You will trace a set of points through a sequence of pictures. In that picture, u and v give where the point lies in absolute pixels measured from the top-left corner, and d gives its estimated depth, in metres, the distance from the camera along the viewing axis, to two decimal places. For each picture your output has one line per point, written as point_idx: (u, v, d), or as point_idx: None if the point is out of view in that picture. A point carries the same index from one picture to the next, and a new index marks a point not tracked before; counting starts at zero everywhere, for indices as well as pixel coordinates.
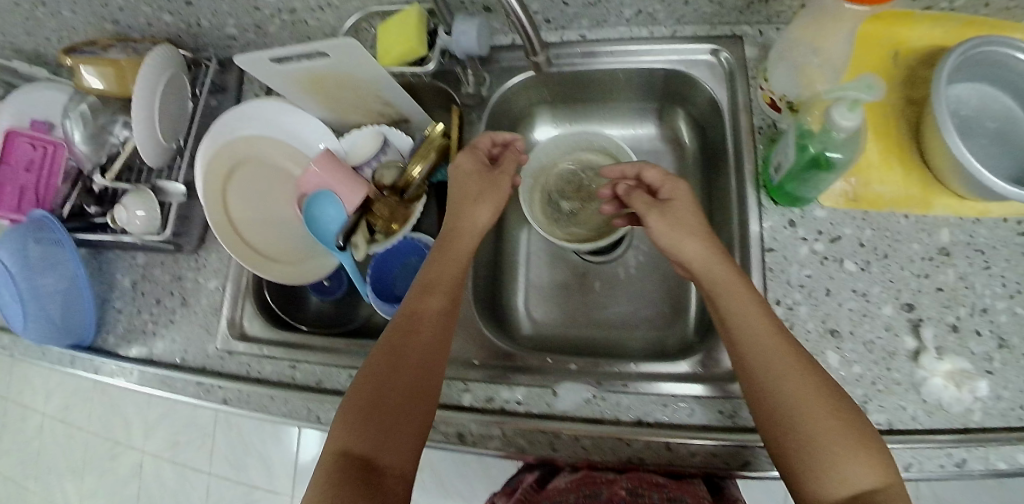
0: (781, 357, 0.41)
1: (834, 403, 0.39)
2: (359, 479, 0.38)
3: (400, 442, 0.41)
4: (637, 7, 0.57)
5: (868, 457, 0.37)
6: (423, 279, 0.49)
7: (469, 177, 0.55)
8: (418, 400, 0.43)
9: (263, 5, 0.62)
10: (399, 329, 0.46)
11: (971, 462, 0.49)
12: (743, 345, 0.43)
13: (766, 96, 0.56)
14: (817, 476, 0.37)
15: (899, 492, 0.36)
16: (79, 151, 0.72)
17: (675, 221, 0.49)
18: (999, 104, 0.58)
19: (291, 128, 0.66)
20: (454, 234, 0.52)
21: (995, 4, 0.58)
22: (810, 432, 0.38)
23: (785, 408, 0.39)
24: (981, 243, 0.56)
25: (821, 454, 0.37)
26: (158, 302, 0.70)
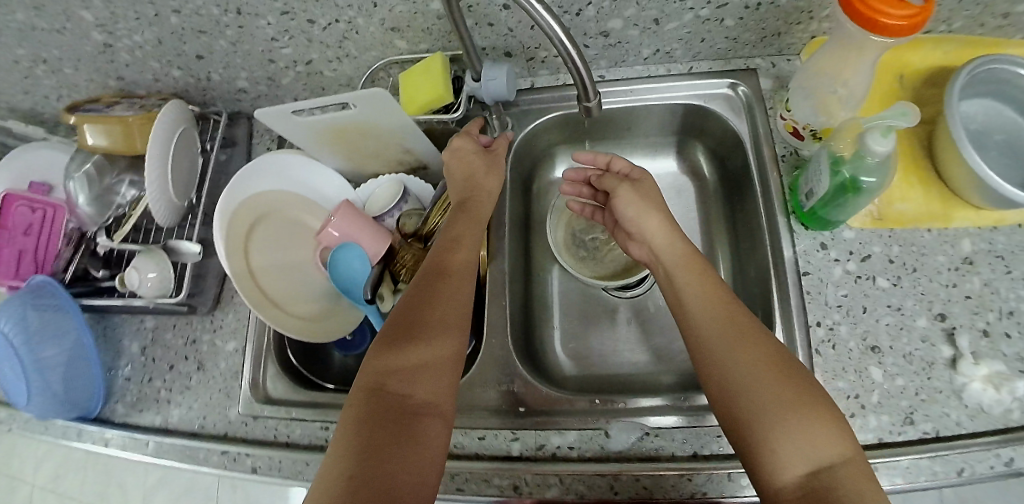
0: (730, 332, 0.43)
1: (783, 375, 0.40)
2: (397, 419, 0.41)
3: (433, 383, 0.44)
4: (657, 46, 0.62)
5: (826, 430, 0.37)
6: (441, 243, 0.54)
7: (472, 158, 0.58)
8: (448, 346, 0.47)
9: (277, 57, 0.63)
10: (422, 286, 0.50)
11: (1019, 461, 0.48)
12: (696, 325, 0.46)
13: (788, 126, 0.60)
14: (771, 450, 0.37)
15: (858, 471, 0.35)
16: (82, 213, 0.70)
17: (644, 195, 0.55)
18: (1005, 117, 0.59)
19: (309, 183, 0.66)
20: (469, 203, 0.57)
21: (990, 23, 0.60)
22: (757, 403, 0.39)
23: (736, 381, 0.41)
24: (1001, 249, 0.57)
25: (770, 426, 0.38)
26: (171, 368, 0.68)
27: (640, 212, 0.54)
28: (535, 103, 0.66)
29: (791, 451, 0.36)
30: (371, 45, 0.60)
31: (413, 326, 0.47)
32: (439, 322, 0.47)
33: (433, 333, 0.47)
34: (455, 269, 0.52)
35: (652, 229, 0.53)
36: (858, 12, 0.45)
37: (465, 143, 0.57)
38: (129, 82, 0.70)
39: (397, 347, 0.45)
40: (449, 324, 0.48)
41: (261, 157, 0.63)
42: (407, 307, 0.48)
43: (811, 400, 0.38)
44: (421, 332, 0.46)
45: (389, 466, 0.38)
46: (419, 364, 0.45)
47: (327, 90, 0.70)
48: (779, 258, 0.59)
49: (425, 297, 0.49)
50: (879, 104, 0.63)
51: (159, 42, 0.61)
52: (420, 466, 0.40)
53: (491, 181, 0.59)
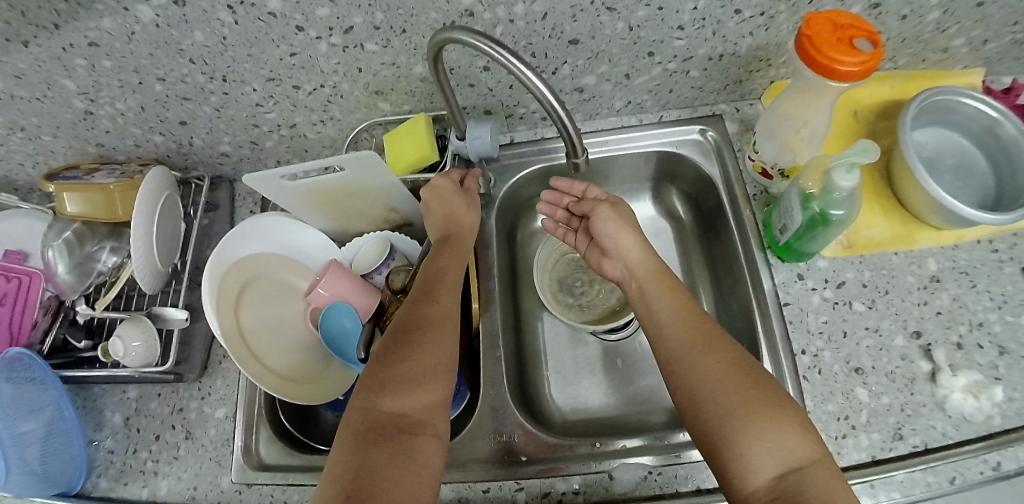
0: (697, 342, 0.46)
1: (749, 381, 0.42)
2: (393, 439, 0.42)
3: (428, 403, 0.45)
4: (628, 98, 0.65)
5: (793, 433, 0.39)
6: (427, 270, 0.55)
7: (451, 195, 0.59)
8: (442, 366, 0.48)
9: (261, 122, 0.64)
10: (410, 313, 0.51)
11: (1005, 463, 0.50)
12: (666, 338, 0.48)
13: (757, 166, 0.63)
14: (741, 454, 0.39)
15: (824, 471, 0.37)
16: (61, 282, 0.68)
17: (618, 212, 0.57)
18: (954, 142, 0.64)
19: (296, 245, 0.67)
20: (453, 234, 0.58)
21: (930, 59, 0.65)
22: (725, 410, 0.41)
23: (704, 391, 0.43)
24: (964, 265, 0.60)
25: (739, 431, 0.40)
26: (157, 438, 0.66)
27: (617, 229, 0.56)
28: (516, 158, 0.69)
29: (760, 454, 0.38)
30: (355, 108, 0.62)
31: (407, 347, 0.47)
32: (431, 344, 0.48)
33: (426, 354, 0.47)
34: (444, 297, 0.53)
35: (626, 244, 0.56)
36: (815, 60, 0.49)
37: (443, 182, 0.58)
38: (109, 148, 0.70)
39: (392, 368, 0.46)
40: (442, 345, 0.49)
41: (249, 220, 0.63)
42: (400, 328, 0.49)
43: (777, 405, 0.40)
44: (415, 354, 0.47)
45: (387, 486, 0.39)
46: (413, 386, 0.45)
47: (310, 152, 0.70)
48: (760, 290, 0.61)
49: (416, 319, 0.49)
50: (841, 138, 0.68)
51: (142, 109, 0.62)
52: (418, 485, 0.40)
53: (470, 217, 0.59)
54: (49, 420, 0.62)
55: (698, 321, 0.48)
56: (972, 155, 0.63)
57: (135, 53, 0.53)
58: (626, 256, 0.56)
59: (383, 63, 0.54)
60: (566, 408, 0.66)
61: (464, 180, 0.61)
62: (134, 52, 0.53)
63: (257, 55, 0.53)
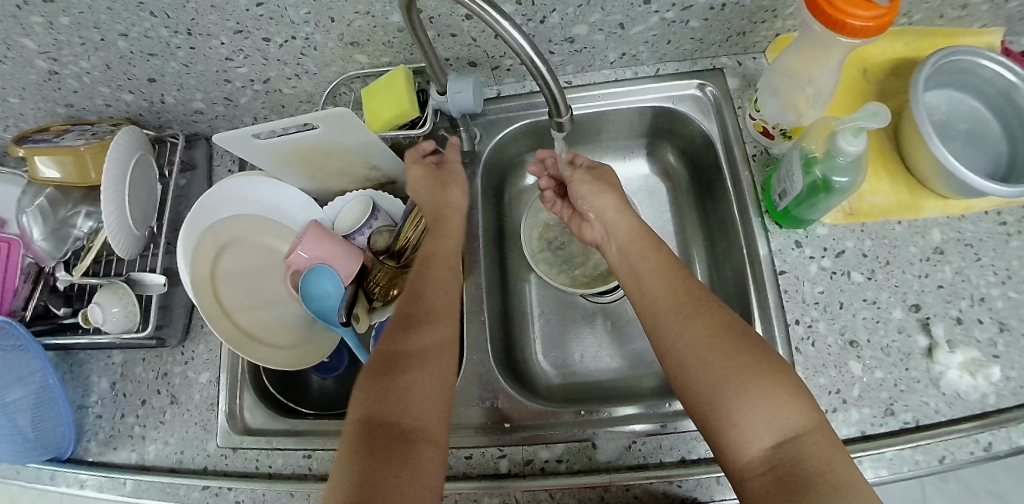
0: (686, 308, 0.44)
1: (739, 346, 0.40)
2: (390, 445, 0.40)
3: (426, 408, 0.43)
4: (623, 50, 0.61)
5: (787, 400, 0.38)
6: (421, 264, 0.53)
7: (422, 183, 0.57)
8: (433, 366, 0.46)
9: (233, 77, 0.61)
10: (404, 312, 0.49)
11: (996, 445, 0.49)
12: (653, 304, 0.46)
13: (758, 125, 0.60)
14: (735, 425, 0.38)
15: (821, 438, 0.36)
16: (39, 248, 0.66)
17: (599, 176, 0.56)
18: (968, 107, 0.60)
19: (276, 207, 0.64)
20: (439, 217, 0.57)
21: (948, 15, 0.60)
22: (718, 378, 0.39)
23: (691, 358, 0.41)
24: (970, 237, 0.57)
25: (732, 401, 0.38)
26: (143, 402, 0.65)
27: (593, 192, 0.55)
28: (502, 112, 0.66)
29: (755, 424, 0.37)
30: (331, 61, 0.59)
31: (399, 350, 0.46)
32: (424, 343, 0.47)
33: (418, 355, 0.46)
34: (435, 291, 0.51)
35: (605, 211, 0.54)
36: (825, 13, 0.45)
37: (419, 171, 0.57)
38: (79, 109, 0.67)
39: (384, 375, 0.44)
40: (434, 347, 0.47)
41: (221, 182, 0.61)
42: (391, 332, 0.48)
43: (771, 372, 0.39)
44: (408, 354, 0.46)
45: (385, 491, 0.37)
46: (406, 388, 0.44)
47: (287, 107, 0.68)
48: (755, 257, 0.59)
49: (408, 319, 0.48)
50: (846, 100, 0.64)
51: (107, 68, 0.59)
52: (417, 492, 0.39)
53: (450, 195, 0.57)
54: (37, 388, 0.61)
55: (685, 288, 0.46)
56: (986, 121, 0.59)
57: (92, 8, 0.49)
58: (607, 224, 0.54)
59: (356, 12, 0.50)
60: (554, 373, 0.65)
61: (443, 157, 0.60)
62: (91, 7, 0.49)
63: (220, 7, 0.49)
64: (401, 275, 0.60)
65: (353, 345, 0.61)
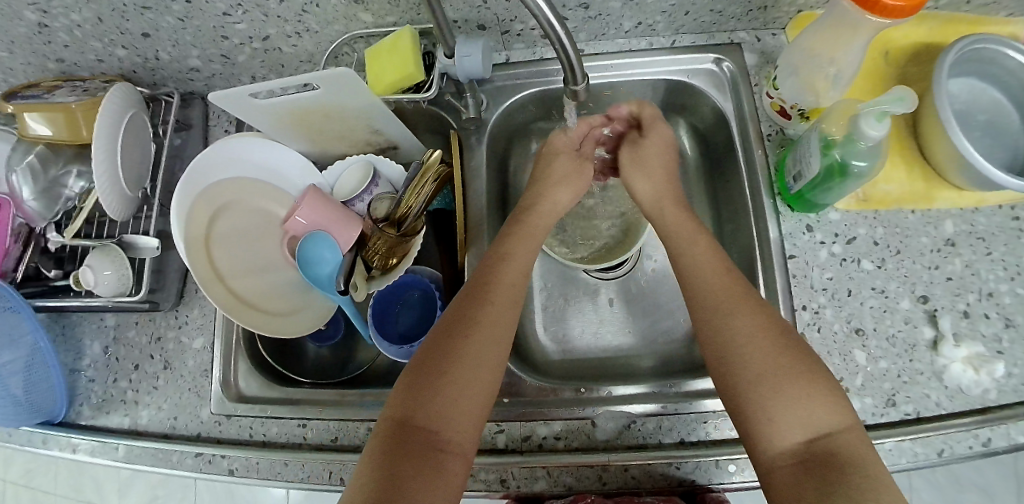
0: (729, 299, 0.44)
1: (779, 345, 0.41)
2: (422, 452, 0.39)
3: (465, 421, 0.41)
4: (638, 19, 0.59)
5: (823, 401, 0.38)
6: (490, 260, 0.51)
7: (557, 158, 0.59)
8: (483, 376, 0.43)
9: (230, 33, 0.58)
10: (462, 309, 0.47)
11: (995, 441, 0.49)
12: (698, 294, 0.46)
13: (776, 104, 0.58)
14: (770, 420, 0.38)
15: (853, 438, 0.37)
16: (29, 208, 0.64)
17: (643, 160, 0.58)
18: (988, 97, 0.58)
19: (274, 170, 0.62)
20: (533, 214, 0.56)
21: (976, 0, 0.58)
22: (756, 375, 0.40)
23: (737, 352, 0.41)
24: (982, 230, 0.56)
25: (769, 398, 0.39)
26: (136, 368, 0.64)
27: (636, 175, 0.57)
28: (510, 80, 0.64)
29: (790, 420, 0.38)
30: (333, 19, 0.56)
31: (447, 353, 0.43)
32: (478, 350, 0.44)
33: (471, 363, 0.43)
34: (500, 294, 0.48)
35: (644, 193, 0.57)
36: None
37: (556, 147, 0.60)
38: (70, 63, 0.64)
39: (427, 377, 0.42)
40: (488, 358, 0.44)
41: (216, 144, 0.59)
42: (447, 328, 0.45)
43: (809, 374, 0.39)
44: (455, 360, 0.43)
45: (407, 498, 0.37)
46: (450, 395, 0.41)
47: (286, 67, 0.65)
48: (764, 241, 0.57)
49: (462, 318, 0.45)
50: (866, 84, 0.61)
51: (99, 21, 0.56)
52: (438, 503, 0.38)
53: (561, 192, 0.58)
54: (27, 353, 0.60)
55: (728, 279, 0.46)
56: (1008, 112, 0.57)
57: None
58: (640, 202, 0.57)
59: None
60: (554, 349, 0.64)
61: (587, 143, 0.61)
62: None
63: None
64: (401, 244, 0.59)
65: (351, 313, 0.59)
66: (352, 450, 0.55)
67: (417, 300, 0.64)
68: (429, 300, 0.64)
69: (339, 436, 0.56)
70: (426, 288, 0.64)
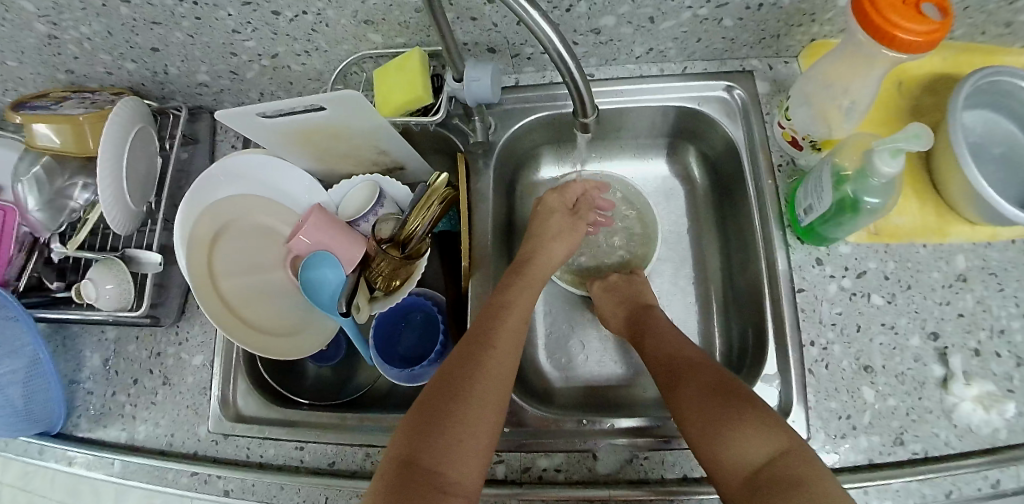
0: (673, 361, 0.49)
1: (707, 388, 0.44)
2: (425, 493, 0.37)
3: (469, 462, 0.40)
4: (650, 45, 0.59)
5: (751, 431, 0.39)
6: (494, 299, 0.52)
7: (552, 215, 0.62)
8: (488, 415, 0.42)
9: (240, 51, 0.58)
10: (467, 347, 0.47)
11: (1005, 482, 0.48)
12: (665, 348, 0.51)
13: (787, 134, 0.57)
14: (711, 462, 0.40)
15: (789, 461, 0.37)
16: (33, 218, 0.64)
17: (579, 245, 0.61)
18: (1003, 130, 0.57)
19: (280, 187, 0.62)
20: (531, 260, 0.58)
21: (990, 32, 0.57)
22: (691, 422, 0.43)
23: (675, 401, 0.45)
24: (995, 266, 0.55)
25: (703, 441, 0.41)
26: (134, 382, 0.63)
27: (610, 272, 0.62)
28: (520, 102, 0.63)
29: (727, 457, 0.39)
30: (342, 39, 0.56)
31: (450, 391, 0.43)
32: (483, 388, 0.44)
33: (475, 402, 0.42)
34: (504, 334, 0.48)
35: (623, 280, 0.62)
36: (872, 23, 0.42)
37: (550, 202, 0.63)
38: (80, 75, 0.64)
39: (433, 414, 0.41)
40: (490, 396, 0.43)
41: (222, 161, 0.59)
42: (451, 365, 0.45)
43: (737, 407, 0.41)
44: (461, 397, 0.42)
45: None
46: (454, 434, 0.40)
47: (295, 85, 0.65)
48: (773, 271, 0.56)
49: (466, 355, 0.46)
50: (879, 114, 0.61)
51: (109, 35, 0.56)
52: None
53: (557, 247, 0.60)
54: (27, 364, 0.60)
55: (676, 344, 0.51)
56: None
57: None
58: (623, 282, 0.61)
59: None
60: (556, 374, 0.63)
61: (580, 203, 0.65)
62: None
63: None
64: (404, 266, 0.58)
65: (352, 335, 0.58)
66: (349, 476, 0.54)
67: (419, 323, 0.64)
68: (431, 322, 0.63)
69: (336, 460, 0.55)
70: (428, 310, 0.63)
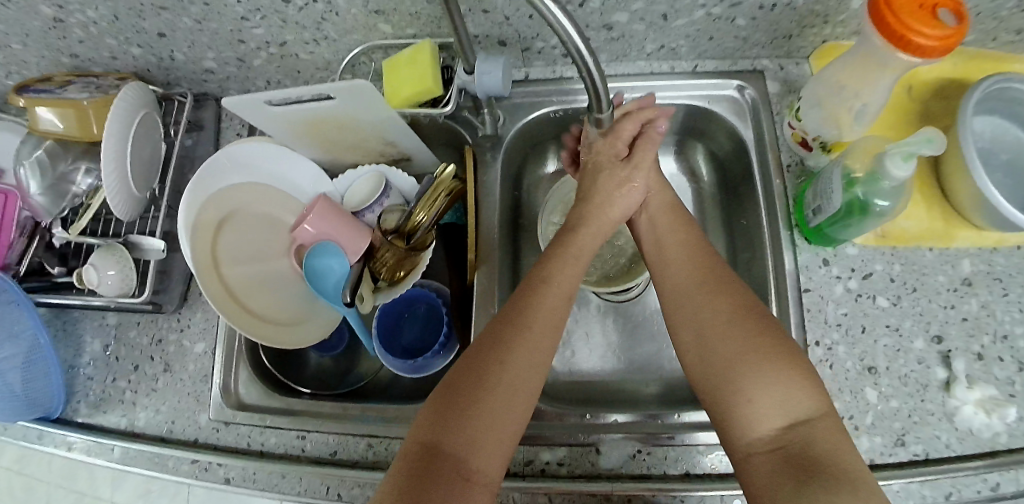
0: (706, 281, 0.45)
1: (749, 318, 0.42)
2: (448, 481, 0.37)
3: (493, 451, 0.39)
4: (662, 42, 0.58)
5: (800, 384, 0.38)
6: (535, 275, 0.47)
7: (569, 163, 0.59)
8: (517, 404, 0.41)
9: (247, 38, 0.57)
10: (501, 329, 0.44)
11: (1004, 486, 0.48)
12: (687, 267, 0.47)
13: (797, 135, 0.57)
14: (748, 401, 0.39)
15: (831, 424, 0.37)
16: (35, 203, 0.63)
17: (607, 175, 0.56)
18: (1012, 136, 0.57)
19: (286, 176, 0.61)
20: (581, 225, 0.50)
21: (1003, 38, 0.57)
22: (730, 358, 0.41)
23: (712, 332, 0.42)
24: (1000, 271, 0.55)
25: (743, 380, 0.39)
26: (136, 369, 0.63)
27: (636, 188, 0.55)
28: (529, 97, 0.63)
29: (768, 402, 0.38)
30: (352, 28, 0.55)
31: (479, 378, 0.41)
32: (514, 375, 0.41)
33: (503, 390, 0.41)
34: (540, 319, 0.44)
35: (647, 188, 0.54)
36: (889, 28, 0.41)
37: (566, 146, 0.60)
38: (84, 60, 0.64)
39: (460, 400, 0.40)
40: (521, 384, 0.42)
41: (227, 148, 0.58)
42: (482, 351, 0.43)
43: (786, 355, 0.40)
44: (490, 387, 0.41)
45: None
46: (481, 423, 0.39)
47: (302, 73, 0.65)
48: (779, 271, 0.56)
49: (500, 339, 0.43)
50: (888, 117, 0.61)
51: (115, 19, 0.56)
52: None
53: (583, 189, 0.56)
54: (28, 348, 0.59)
55: (701, 263, 0.47)
56: None
57: None
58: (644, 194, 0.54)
59: None
60: (559, 369, 0.63)
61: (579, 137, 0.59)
62: None
63: None
64: (409, 258, 0.58)
65: (354, 325, 0.58)
66: (351, 466, 0.54)
67: (423, 314, 0.64)
68: (434, 314, 0.63)
69: (337, 450, 0.55)
70: (432, 302, 0.63)
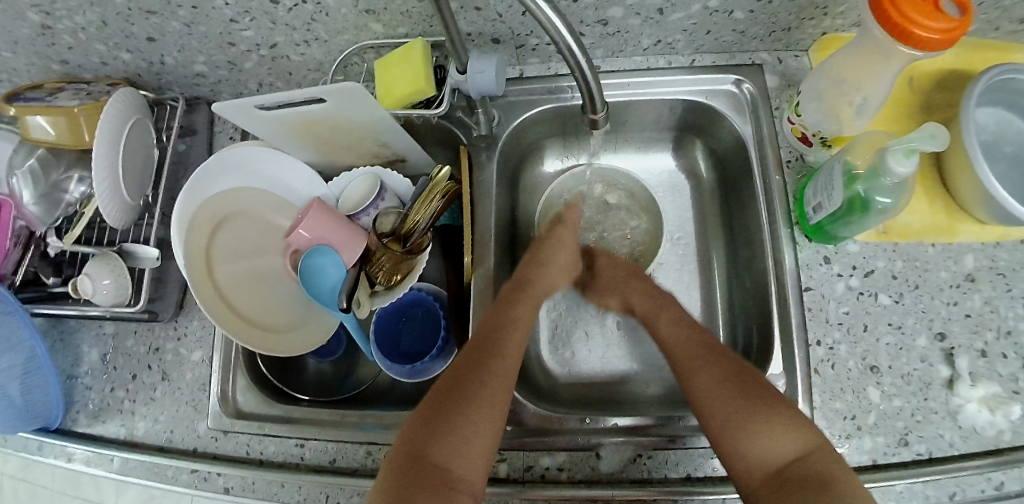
0: (696, 348, 0.49)
1: (735, 375, 0.45)
2: (432, 484, 0.38)
3: (476, 457, 0.40)
4: (658, 36, 0.57)
5: (783, 425, 0.41)
6: (502, 298, 0.52)
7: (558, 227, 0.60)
8: (495, 413, 0.43)
9: (237, 40, 0.57)
10: (477, 347, 0.47)
11: (1008, 485, 0.47)
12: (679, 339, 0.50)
13: (797, 130, 0.56)
14: (742, 449, 0.41)
15: (820, 456, 0.39)
16: (28, 212, 0.63)
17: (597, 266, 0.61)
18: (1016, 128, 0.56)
19: (280, 179, 0.61)
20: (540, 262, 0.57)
21: (1004, 28, 0.56)
22: (723, 408, 0.43)
23: (703, 390, 0.45)
24: (1004, 266, 0.54)
25: (737, 428, 0.42)
26: (133, 378, 0.63)
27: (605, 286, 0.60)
28: (524, 95, 0.62)
29: (759, 447, 0.40)
30: (343, 28, 0.55)
31: (458, 388, 0.43)
32: (489, 384, 0.44)
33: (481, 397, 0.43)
34: (509, 337, 0.48)
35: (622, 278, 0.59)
36: (889, 19, 0.40)
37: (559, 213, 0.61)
38: (74, 66, 0.63)
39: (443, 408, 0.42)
40: (497, 394, 0.44)
41: (221, 152, 0.58)
42: (460, 364, 0.46)
43: (768, 399, 0.42)
44: (470, 396, 0.43)
45: None
46: (463, 430, 0.41)
47: (294, 75, 0.64)
48: (780, 268, 0.56)
49: (475, 353, 0.46)
50: (889, 110, 0.60)
51: (104, 24, 0.55)
52: None
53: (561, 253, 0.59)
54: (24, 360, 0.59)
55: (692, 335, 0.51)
56: None
57: None
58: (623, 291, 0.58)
59: None
60: (557, 371, 0.62)
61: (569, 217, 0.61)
62: None
63: None
64: (406, 261, 0.57)
65: (353, 329, 0.57)
66: (351, 474, 0.54)
67: (421, 317, 0.63)
68: (433, 317, 0.63)
69: (337, 457, 0.55)
70: (430, 306, 0.63)
